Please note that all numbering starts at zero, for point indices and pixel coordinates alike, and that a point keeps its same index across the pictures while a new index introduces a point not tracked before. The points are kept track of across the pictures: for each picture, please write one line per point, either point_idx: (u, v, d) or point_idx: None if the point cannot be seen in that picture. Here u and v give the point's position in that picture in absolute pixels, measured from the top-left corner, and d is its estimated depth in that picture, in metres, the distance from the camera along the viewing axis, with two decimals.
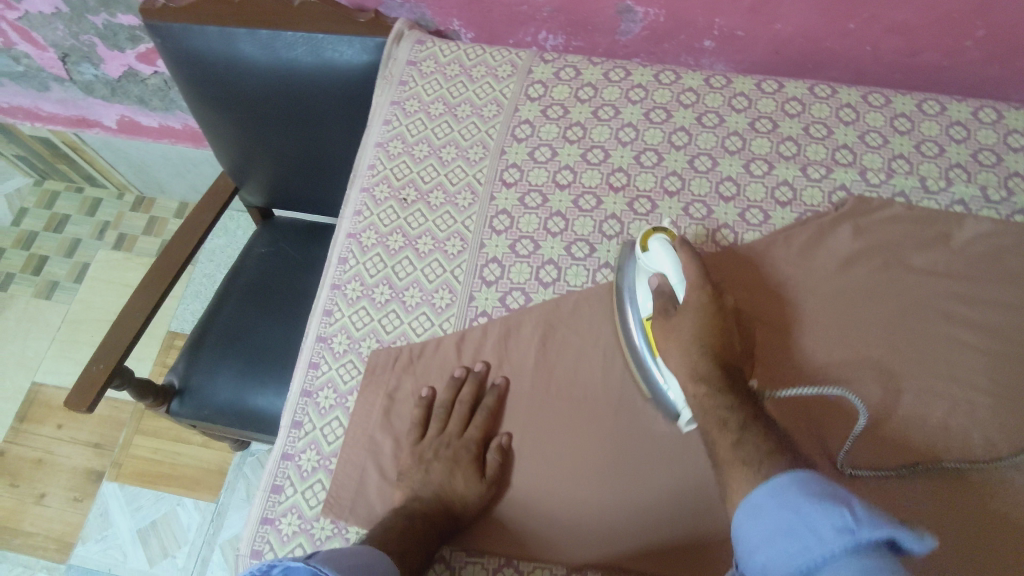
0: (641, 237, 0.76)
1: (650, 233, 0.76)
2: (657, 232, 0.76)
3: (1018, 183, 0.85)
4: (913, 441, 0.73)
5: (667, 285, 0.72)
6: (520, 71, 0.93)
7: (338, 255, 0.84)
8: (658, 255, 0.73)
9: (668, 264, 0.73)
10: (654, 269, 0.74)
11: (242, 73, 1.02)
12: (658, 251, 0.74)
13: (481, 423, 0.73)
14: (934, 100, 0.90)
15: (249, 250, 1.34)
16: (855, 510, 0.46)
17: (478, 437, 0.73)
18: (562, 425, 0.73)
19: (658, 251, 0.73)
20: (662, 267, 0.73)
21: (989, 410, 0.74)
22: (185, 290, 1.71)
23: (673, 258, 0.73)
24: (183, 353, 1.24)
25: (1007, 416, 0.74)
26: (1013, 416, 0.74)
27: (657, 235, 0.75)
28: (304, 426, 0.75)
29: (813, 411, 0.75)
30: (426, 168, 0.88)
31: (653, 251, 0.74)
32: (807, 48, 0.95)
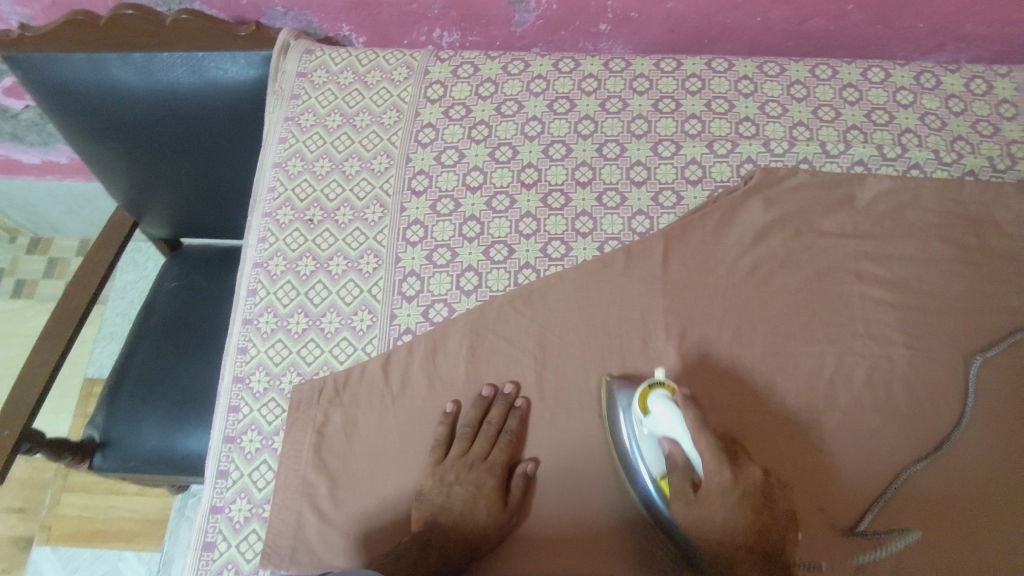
0: (640, 395, 0.67)
1: (649, 390, 0.67)
2: (656, 386, 0.67)
3: (910, 138, 0.88)
4: (839, 401, 0.76)
5: (680, 457, 0.64)
6: (417, 73, 0.90)
7: (247, 287, 0.79)
8: (660, 418, 0.65)
9: (674, 429, 0.64)
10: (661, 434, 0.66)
11: (119, 99, 0.95)
12: (662, 413, 0.65)
13: (507, 448, 0.71)
14: (825, 65, 0.92)
15: (160, 284, 1.26)
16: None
17: (505, 461, 0.71)
18: (566, 435, 0.73)
19: (660, 412, 0.65)
20: (668, 432, 0.65)
21: (903, 362, 0.77)
22: (98, 333, 1.61)
23: (679, 420, 0.64)
24: (99, 403, 1.16)
25: (923, 368, 0.77)
26: (927, 365, 0.77)
27: (658, 392, 0.67)
28: (231, 475, 0.71)
29: (743, 386, 0.76)
30: (330, 185, 0.84)
31: (656, 413, 0.65)
32: (701, 23, 0.95)
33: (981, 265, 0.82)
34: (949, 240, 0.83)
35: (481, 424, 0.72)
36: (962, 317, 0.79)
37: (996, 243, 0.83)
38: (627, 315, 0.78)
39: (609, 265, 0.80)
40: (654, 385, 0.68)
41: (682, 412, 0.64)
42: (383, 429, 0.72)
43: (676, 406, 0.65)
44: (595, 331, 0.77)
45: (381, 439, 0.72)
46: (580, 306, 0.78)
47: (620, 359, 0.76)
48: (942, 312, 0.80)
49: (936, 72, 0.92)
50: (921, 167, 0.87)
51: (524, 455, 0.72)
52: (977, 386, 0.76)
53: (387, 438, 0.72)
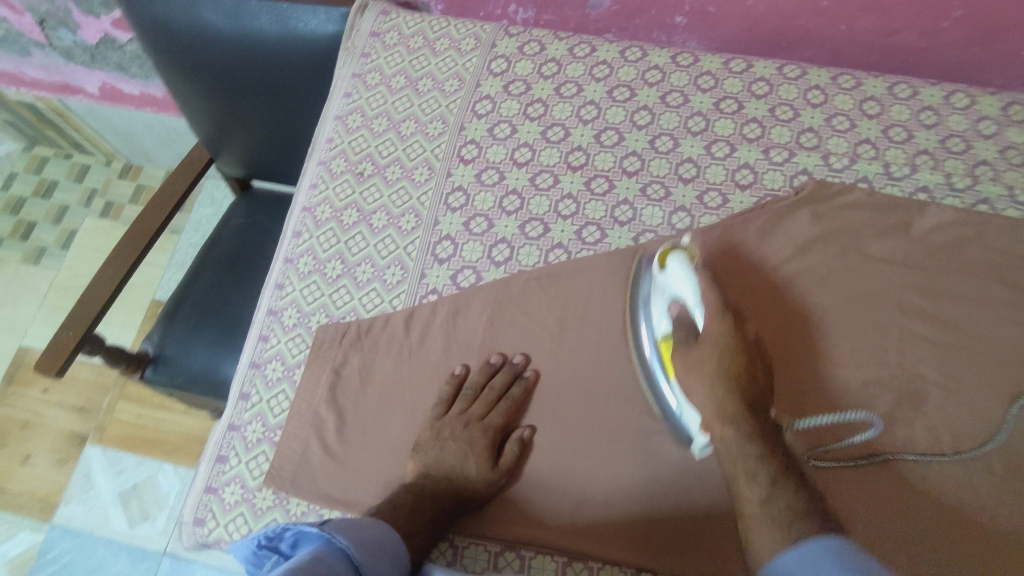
0: (660, 252, 0.73)
1: (668, 249, 0.72)
2: (680, 249, 0.72)
3: (985, 171, 0.83)
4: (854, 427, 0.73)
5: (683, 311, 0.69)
6: (484, 46, 0.92)
7: (293, 229, 0.84)
8: (671, 275, 0.70)
9: (684, 287, 0.69)
10: (672, 292, 0.71)
11: (206, 42, 1.01)
12: (676, 271, 0.70)
13: (504, 412, 0.73)
14: (906, 84, 0.88)
15: (227, 220, 1.34)
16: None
17: (500, 424, 0.73)
18: (571, 415, 0.74)
19: (673, 270, 0.70)
20: (678, 289, 0.70)
21: (936, 402, 0.73)
22: (170, 259, 1.72)
23: (691, 281, 0.68)
24: (158, 322, 1.25)
25: (958, 412, 0.73)
26: (958, 408, 0.73)
27: (676, 252, 0.71)
28: (251, 398, 0.76)
29: None
30: (384, 143, 0.87)
31: (670, 273, 0.70)
32: (780, 27, 0.93)
33: None
34: (1008, 283, 0.78)
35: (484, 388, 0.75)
36: (1009, 367, 0.74)
37: None
38: None
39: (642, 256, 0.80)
40: (674, 246, 0.72)
41: (694, 274, 0.69)
42: (396, 379, 0.75)
43: (692, 268, 0.70)
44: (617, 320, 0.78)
45: (393, 389, 0.75)
46: (605, 293, 0.79)
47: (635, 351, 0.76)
48: (987, 357, 0.75)
49: None
50: (991, 203, 0.82)
51: (523, 424, 0.74)
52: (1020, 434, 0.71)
53: (398, 388, 0.75)
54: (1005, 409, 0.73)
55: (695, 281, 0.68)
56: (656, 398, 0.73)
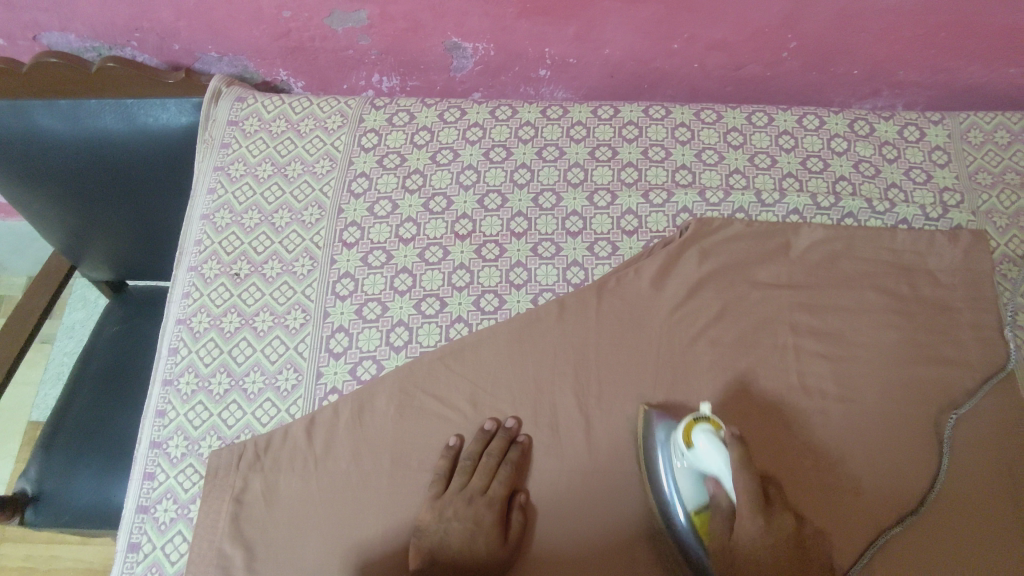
0: (684, 427, 0.67)
1: (693, 423, 0.67)
2: (701, 420, 0.67)
3: (845, 186, 0.89)
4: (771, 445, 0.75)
5: (723, 497, 0.65)
6: (351, 121, 0.89)
7: (168, 345, 0.77)
8: (705, 453, 0.65)
9: (719, 467, 0.64)
10: (705, 470, 0.66)
11: (46, 148, 0.93)
12: (706, 452, 0.65)
13: (507, 480, 0.71)
14: (762, 112, 0.93)
15: (100, 328, 1.22)
16: None
17: (504, 493, 0.71)
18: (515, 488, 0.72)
19: (703, 449, 0.65)
20: (712, 467, 0.65)
21: (844, 413, 0.77)
22: (43, 374, 1.54)
23: (724, 461, 0.64)
24: (32, 456, 1.10)
25: (886, 431, 0.76)
26: (852, 392, 0.78)
27: (701, 426, 0.66)
28: (143, 548, 0.68)
29: None
30: (258, 237, 0.82)
31: (698, 448, 0.65)
32: (639, 70, 0.96)
33: (913, 312, 0.82)
34: (882, 290, 0.83)
35: (480, 457, 0.72)
36: (905, 374, 0.79)
37: (930, 291, 0.83)
38: (559, 368, 0.77)
39: (543, 318, 0.79)
40: (698, 418, 0.67)
41: (727, 451, 0.64)
42: (305, 494, 0.69)
43: (721, 441, 0.65)
44: (532, 388, 0.76)
45: (303, 506, 0.69)
46: (513, 362, 0.76)
47: (552, 419, 0.75)
48: (878, 365, 0.79)
49: (870, 119, 0.93)
50: (855, 216, 0.87)
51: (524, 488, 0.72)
52: (882, 340, 0.80)
53: (309, 506, 0.69)
54: (903, 357, 0.80)
55: (728, 459, 0.64)
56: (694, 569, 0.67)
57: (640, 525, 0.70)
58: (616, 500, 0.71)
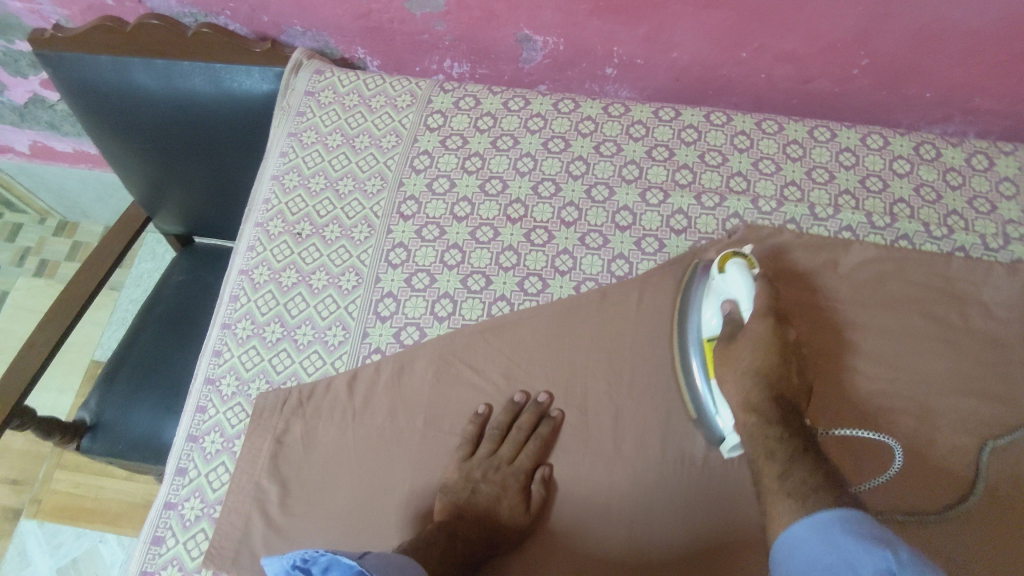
0: (720, 258, 0.76)
1: (728, 255, 0.76)
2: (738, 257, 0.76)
3: (902, 209, 0.88)
4: None
5: (735, 316, 0.73)
6: (420, 101, 0.93)
7: (230, 293, 0.82)
8: (732, 280, 0.73)
9: (741, 293, 0.73)
10: (727, 296, 0.74)
11: (139, 101, 1.00)
12: (734, 276, 0.73)
13: (533, 454, 0.74)
14: (825, 127, 0.93)
15: (167, 277, 1.30)
16: (899, 551, 0.49)
17: (529, 466, 0.73)
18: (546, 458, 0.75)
19: (731, 273, 0.73)
20: (734, 294, 0.73)
21: (877, 420, 0.77)
22: (110, 317, 1.64)
23: (746, 288, 0.72)
24: (94, 387, 1.18)
25: (926, 417, 0.77)
26: (888, 392, 0.78)
27: (736, 258, 0.75)
28: (189, 473, 0.73)
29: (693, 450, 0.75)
30: (322, 202, 0.87)
31: (728, 275, 0.74)
32: (705, 75, 0.97)
33: (959, 342, 0.81)
34: (930, 316, 0.82)
35: (509, 429, 0.75)
36: (945, 404, 0.78)
37: (980, 322, 0.82)
38: (594, 355, 0.79)
39: (584, 305, 0.81)
40: (735, 253, 0.77)
41: (753, 281, 0.73)
42: (340, 444, 0.73)
43: (750, 276, 0.73)
44: (566, 371, 0.78)
45: (338, 455, 0.73)
46: (550, 343, 0.79)
47: (582, 403, 0.77)
48: (917, 391, 0.78)
49: (937, 144, 0.92)
50: (910, 238, 0.86)
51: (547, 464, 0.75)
52: (919, 326, 0.81)
53: (343, 455, 0.73)
54: (937, 338, 0.81)
55: (752, 287, 0.72)
56: (695, 394, 0.75)
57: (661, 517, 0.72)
58: (636, 487, 0.73)
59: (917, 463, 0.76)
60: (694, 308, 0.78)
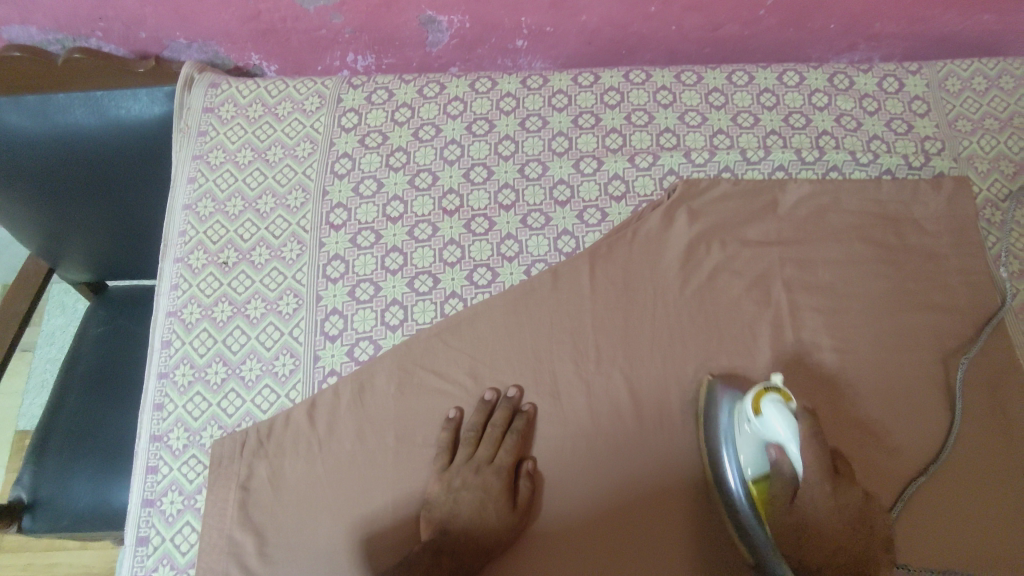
0: (752, 396, 0.65)
1: (762, 392, 0.64)
2: (771, 390, 0.65)
3: (828, 141, 0.90)
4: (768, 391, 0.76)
5: (786, 466, 0.63)
6: (329, 102, 0.87)
7: (159, 339, 0.75)
8: (771, 420, 0.63)
9: (785, 435, 0.62)
10: (770, 437, 0.63)
11: (13, 146, 0.89)
12: (771, 422, 0.63)
13: (513, 448, 0.71)
14: (742, 71, 0.93)
15: (83, 331, 1.20)
16: None
17: (512, 462, 0.71)
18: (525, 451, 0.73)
19: (771, 417, 0.62)
20: (776, 433, 0.63)
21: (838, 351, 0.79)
22: (28, 382, 1.51)
23: (789, 431, 0.61)
24: (24, 463, 1.08)
25: (883, 338, 0.79)
26: (842, 322, 0.80)
27: (771, 396, 0.64)
28: (151, 541, 0.68)
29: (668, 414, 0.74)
30: (244, 225, 0.81)
31: (766, 416, 0.63)
32: (617, 35, 0.95)
33: (901, 264, 0.83)
34: (869, 241, 0.84)
35: (485, 427, 0.72)
36: (901, 325, 0.80)
37: (916, 239, 0.84)
38: (558, 337, 0.77)
39: (539, 288, 0.79)
40: (768, 387, 0.65)
41: (795, 418, 0.62)
42: (312, 477, 0.69)
43: (791, 412, 0.62)
44: (532, 358, 0.76)
45: (311, 489, 0.69)
46: (511, 333, 0.76)
47: (553, 388, 0.75)
48: (869, 318, 0.80)
49: (849, 73, 0.94)
50: (840, 169, 0.88)
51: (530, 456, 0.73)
52: (860, 253, 0.83)
53: (317, 489, 0.69)
54: (878, 261, 0.83)
55: (797, 430, 0.61)
56: (744, 539, 0.66)
57: (649, 488, 0.71)
58: (621, 463, 0.72)
59: (883, 384, 0.77)
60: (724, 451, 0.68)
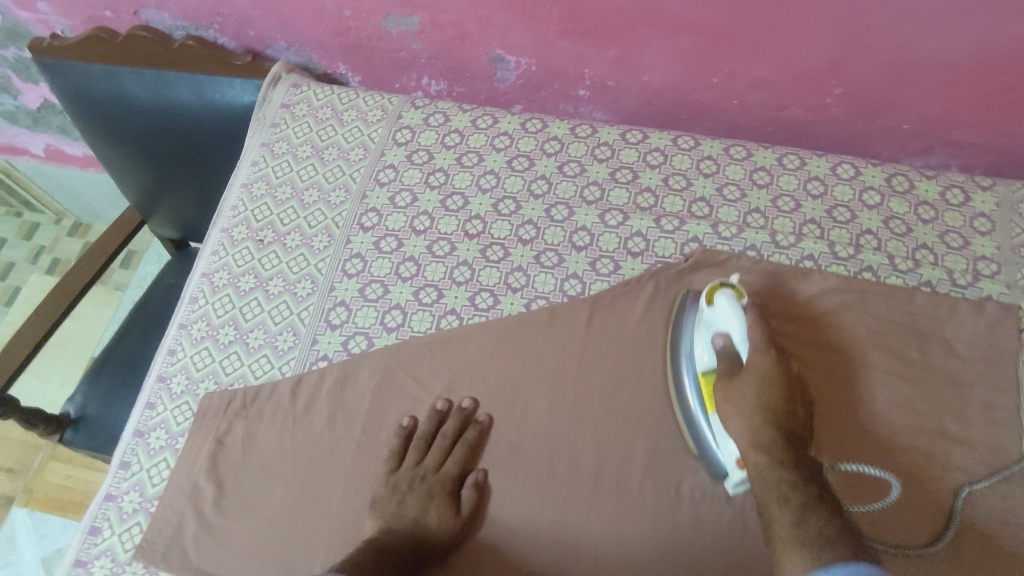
0: (708, 288, 0.74)
1: (717, 286, 0.73)
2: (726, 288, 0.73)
3: (869, 240, 0.86)
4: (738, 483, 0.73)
5: (729, 349, 0.71)
6: (390, 117, 0.95)
7: (190, 295, 0.85)
8: (721, 312, 0.71)
9: (731, 325, 0.70)
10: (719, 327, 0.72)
11: (129, 109, 1.04)
12: (723, 307, 0.71)
13: (460, 459, 0.74)
14: (794, 155, 0.92)
15: (159, 280, 1.34)
16: None
17: (455, 475, 0.74)
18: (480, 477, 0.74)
19: (721, 305, 0.71)
20: (726, 324, 0.71)
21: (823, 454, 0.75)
22: (114, 315, 1.70)
23: (738, 319, 0.70)
24: (81, 383, 1.21)
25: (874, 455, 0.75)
26: (832, 425, 0.76)
27: (724, 290, 0.72)
28: (132, 467, 0.75)
29: (625, 471, 0.74)
30: (287, 210, 0.89)
31: (718, 306, 0.71)
32: (678, 99, 0.97)
33: (922, 385, 0.78)
34: (890, 352, 0.80)
35: (435, 437, 0.76)
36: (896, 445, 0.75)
37: (942, 361, 0.79)
38: (539, 371, 0.79)
39: (531, 324, 0.81)
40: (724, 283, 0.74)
41: (742, 311, 0.70)
42: (279, 447, 0.75)
43: (739, 307, 0.71)
44: (510, 389, 0.78)
45: (274, 458, 0.74)
46: (494, 359, 0.79)
47: (522, 420, 0.77)
48: (870, 433, 0.76)
49: (911, 176, 0.90)
50: (874, 271, 0.84)
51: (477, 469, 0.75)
52: (873, 360, 0.79)
53: (280, 459, 0.74)
54: (889, 371, 0.78)
55: (743, 321, 0.70)
56: (692, 430, 0.74)
57: (590, 547, 0.71)
58: (567, 506, 0.72)
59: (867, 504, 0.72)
60: (686, 330, 0.77)
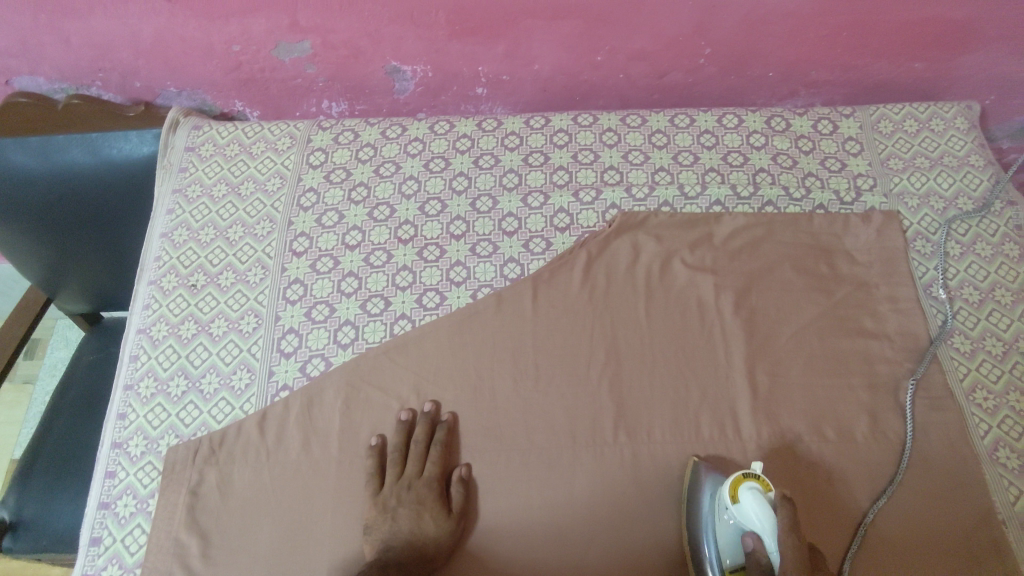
0: (730, 482, 0.67)
1: (740, 479, 0.67)
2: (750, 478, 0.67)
3: (764, 177, 0.95)
4: (701, 413, 0.79)
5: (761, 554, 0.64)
6: (299, 142, 0.95)
7: (129, 354, 0.82)
8: (748, 512, 0.65)
9: (762, 526, 0.64)
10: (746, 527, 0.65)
11: (17, 185, 0.96)
12: (751, 511, 0.65)
13: (438, 460, 0.75)
14: (684, 114, 1.00)
15: (77, 358, 1.26)
16: None
17: (438, 475, 0.75)
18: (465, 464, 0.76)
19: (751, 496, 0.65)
20: (753, 525, 0.65)
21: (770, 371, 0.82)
22: (27, 413, 1.57)
23: (770, 521, 0.64)
24: (9, 485, 1.10)
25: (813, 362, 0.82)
26: (770, 342, 0.83)
27: (748, 484, 0.66)
28: (104, 541, 0.72)
29: (600, 428, 0.78)
30: (214, 251, 0.88)
31: (744, 504, 0.65)
32: (569, 82, 1.03)
33: (834, 292, 0.87)
34: (801, 269, 0.88)
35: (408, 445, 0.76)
36: (828, 350, 0.83)
37: (848, 269, 0.89)
38: (498, 354, 0.82)
39: (480, 313, 0.84)
40: (747, 475, 0.67)
41: (775, 511, 0.64)
42: (257, 484, 0.74)
43: (768, 503, 0.65)
44: (474, 377, 0.80)
45: (255, 496, 0.73)
46: (454, 351, 0.82)
47: (492, 402, 0.79)
48: (805, 343, 0.84)
49: (786, 116, 1.00)
50: (774, 203, 0.94)
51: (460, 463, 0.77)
52: (790, 280, 0.88)
53: (261, 495, 0.73)
54: (806, 286, 0.87)
55: (775, 523, 0.64)
56: None
57: (585, 508, 0.74)
58: (554, 472, 0.75)
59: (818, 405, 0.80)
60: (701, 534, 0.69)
